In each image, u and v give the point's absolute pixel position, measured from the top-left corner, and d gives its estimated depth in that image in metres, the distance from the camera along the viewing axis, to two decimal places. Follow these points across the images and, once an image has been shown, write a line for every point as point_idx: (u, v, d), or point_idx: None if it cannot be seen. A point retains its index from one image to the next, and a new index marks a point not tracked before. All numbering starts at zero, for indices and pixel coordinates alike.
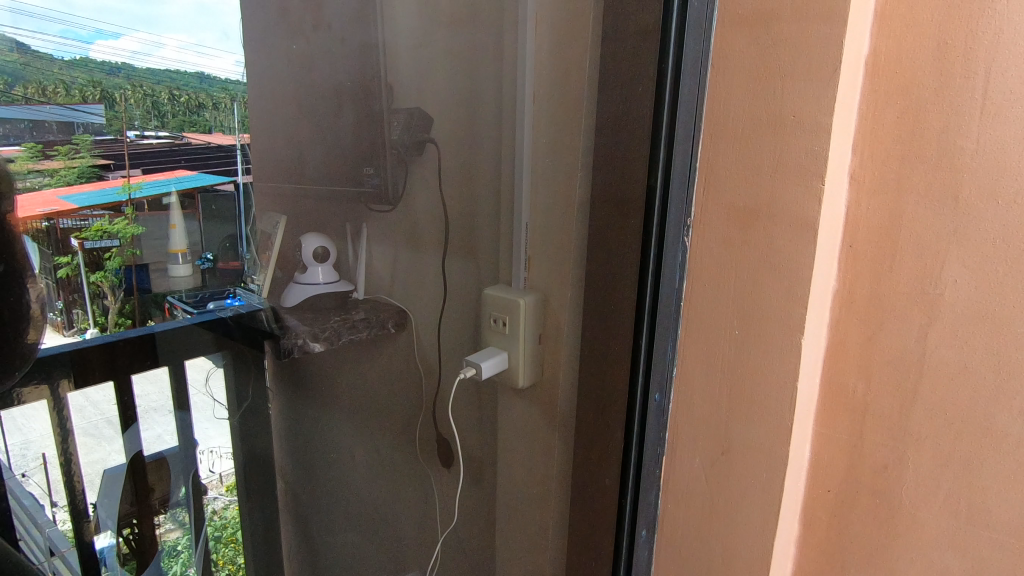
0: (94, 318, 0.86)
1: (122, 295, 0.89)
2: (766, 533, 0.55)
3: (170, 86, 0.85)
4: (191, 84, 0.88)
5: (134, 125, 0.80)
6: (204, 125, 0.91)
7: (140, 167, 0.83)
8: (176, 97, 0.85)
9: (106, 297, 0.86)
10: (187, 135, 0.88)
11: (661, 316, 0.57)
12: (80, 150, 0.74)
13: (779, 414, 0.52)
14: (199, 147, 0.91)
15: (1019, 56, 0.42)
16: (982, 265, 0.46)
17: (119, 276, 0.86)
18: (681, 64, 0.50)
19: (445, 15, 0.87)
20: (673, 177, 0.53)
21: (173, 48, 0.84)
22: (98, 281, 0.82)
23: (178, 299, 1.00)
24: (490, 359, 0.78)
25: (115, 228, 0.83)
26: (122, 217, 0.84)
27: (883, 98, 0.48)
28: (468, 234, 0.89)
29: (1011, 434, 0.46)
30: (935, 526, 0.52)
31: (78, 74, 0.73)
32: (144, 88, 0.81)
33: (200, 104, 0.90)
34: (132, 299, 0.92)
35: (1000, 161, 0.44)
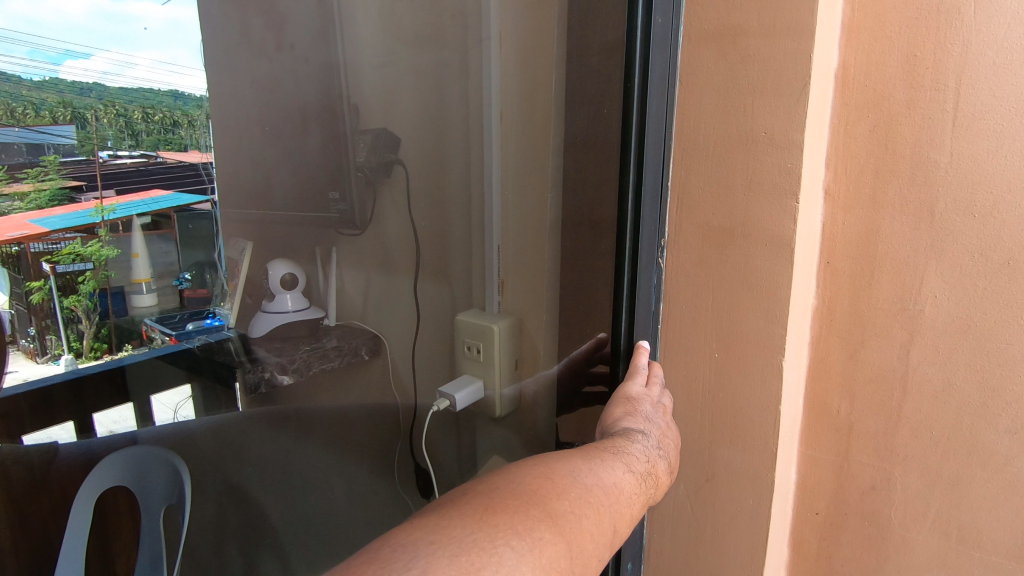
0: (70, 344, 0.75)
1: (98, 319, 0.80)
2: (754, 561, 0.53)
3: (143, 105, 0.80)
4: (165, 102, 0.84)
5: (108, 144, 0.72)
6: (180, 143, 0.86)
7: (112, 189, 0.76)
8: (149, 115, 0.80)
9: (81, 321, 0.76)
10: (161, 153, 0.83)
11: (642, 339, 0.55)
12: (49, 172, 0.65)
13: (763, 438, 0.50)
14: (173, 165, 0.86)
15: (990, 66, 0.41)
16: (960, 279, 0.44)
17: (94, 299, 0.78)
18: (648, 85, 0.49)
19: (411, 32, 0.85)
20: (644, 198, 0.51)
21: (144, 67, 0.81)
22: (71, 305, 0.73)
23: (155, 320, 0.93)
24: (464, 390, 0.76)
25: (88, 250, 0.76)
26: (94, 239, 0.77)
27: (854, 112, 0.47)
28: (440, 255, 0.87)
29: (999, 451, 0.45)
30: (925, 547, 0.50)
31: (48, 94, 0.66)
32: (117, 106, 0.74)
33: (175, 121, 0.85)
34: (107, 322, 0.83)
35: (974, 173, 0.43)
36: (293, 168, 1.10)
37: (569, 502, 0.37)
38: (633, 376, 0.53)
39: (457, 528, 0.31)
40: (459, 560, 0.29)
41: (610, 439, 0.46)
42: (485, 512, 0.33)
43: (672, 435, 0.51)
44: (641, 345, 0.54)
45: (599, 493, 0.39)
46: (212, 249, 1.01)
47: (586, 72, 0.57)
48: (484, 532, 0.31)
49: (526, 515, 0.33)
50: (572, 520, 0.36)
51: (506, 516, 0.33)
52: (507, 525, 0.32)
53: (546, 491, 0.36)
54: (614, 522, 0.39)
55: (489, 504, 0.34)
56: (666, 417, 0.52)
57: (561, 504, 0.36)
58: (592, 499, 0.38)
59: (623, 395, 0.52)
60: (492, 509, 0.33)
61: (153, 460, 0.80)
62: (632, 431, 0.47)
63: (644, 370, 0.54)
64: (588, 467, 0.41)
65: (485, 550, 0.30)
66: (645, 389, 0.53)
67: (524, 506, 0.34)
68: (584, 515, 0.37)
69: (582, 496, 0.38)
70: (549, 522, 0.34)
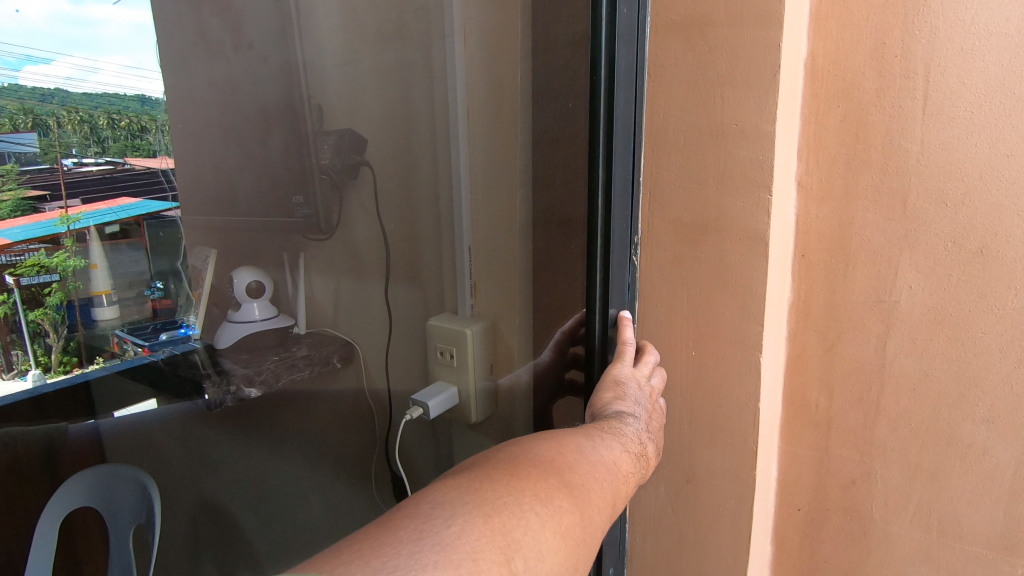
0: (34, 359, 0.77)
1: (66, 332, 0.80)
2: (738, 561, 0.52)
3: (107, 111, 0.78)
4: (132, 107, 0.83)
5: (71, 151, 0.72)
6: (147, 149, 0.84)
7: (78, 198, 0.76)
8: (115, 121, 0.78)
9: (48, 335, 0.77)
10: (128, 160, 0.80)
11: (624, 309, 0.52)
12: (8, 182, 0.66)
13: (743, 436, 0.49)
14: (139, 172, 0.83)
15: (957, 53, 0.41)
16: (935, 270, 0.44)
17: (61, 311, 0.78)
18: (615, 78, 0.46)
19: (373, 29, 0.83)
20: (614, 197, 0.49)
21: (110, 72, 0.79)
22: (36, 318, 0.74)
23: (124, 330, 0.90)
24: (438, 397, 0.73)
25: (53, 261, 0.76)
26: (60, 250, 0.77)
27: (825, 103, 0.47)
28: (411, 259, 0.85)
29: (977, 442, 0.45)
30: (906, 540, 0.50)
31: (7, 101, 0.68)
32: (80, 113, 0.74)
33: (143, 127, 0.84)
34: (77, 334, 0.83)
35: (946, 161, 0.42)
36: (257, 172, 1.06)
37: (580, 475, 0.36)
38: (621, 358, 0.50)
39: (488, 491, 0.31)
40: (493, 521, 0.29)
41: (603, 417, 0.45)
42: (510, 478, 0.33)
43: (659, 415, 0.50)
44: (625, 314, 0.52)
45: (604, 469, 0.39)
46: (177, 257, 0.97)
47: (552, 67, 0.56)
48: (513, 497, 0.31)
49: (546, 484, 0.33)
50: (583, 493, 0.35)
51: (529, 484, 0.33)
52: (530, 492, 0.32)
53: (558, 463, 0.36)
54: (615, 498, 0.39)
55: (512, 470, 0.33)
56: (658, 395, 0.50)
57: (573, 476, 0.36)
58: (598, 474, 0.38)
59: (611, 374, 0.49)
60: (515, 475, 0.33)
61: (120, 476, 0.76)
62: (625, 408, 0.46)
63: (632, 349, 0.51)
64: (591, 442, 0.40)
65: (515, 513, 0.30)
66: (635, 370, 0.50)
67: (543, 474, 0.34)
68: (592, 489, 0.36)
69: (590, 470, 0.37)
70: (566, 492, 0.34)
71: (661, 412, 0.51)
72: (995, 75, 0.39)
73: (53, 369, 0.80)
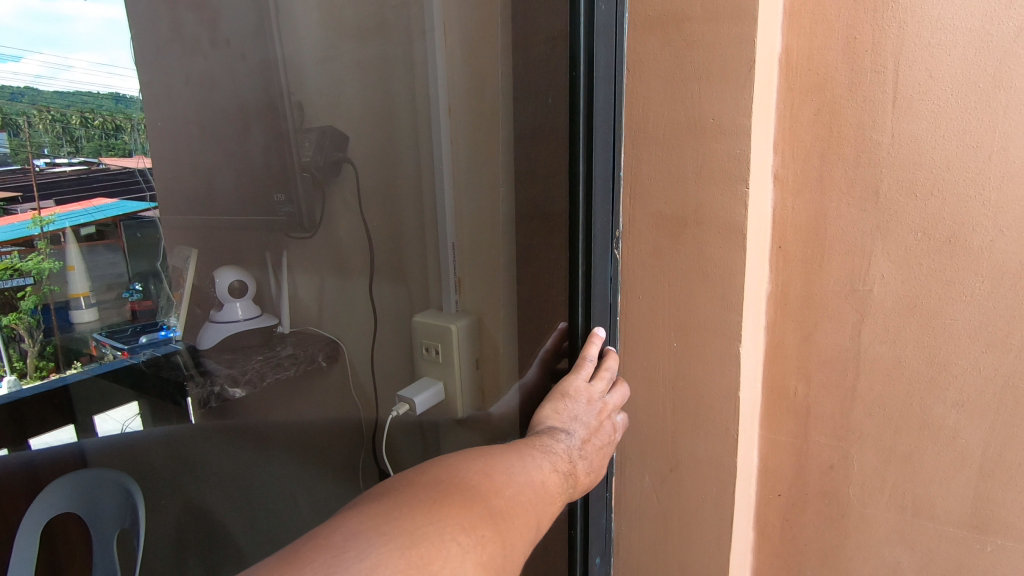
0: (11, 363, 0.76)
1: (42, 337, 0.79)
2: (721, 547, 0.53)
3: (81, 108, 0.79)
4: (106, 106, 0.84)
5: (43, 151, 0.71)
6: (123, 147, 0.86)
7: (51, 199, 0.74)
8: (88, 120, 0.79)
9: (24, 339, 0.75)
10: (103, 159, 0.81)
11: (598, 326, 0.53)
12: None
13: (724, 425, 0.50)
14: (116, 171, 0.85)
15: (925, 48, 0.42)
16: (906, 259, 0.45)
17: (36, 315, 0.76)
18: (593, 73, 0.47)
19: (352, 26, 0.83)
20: (595, 191, 0.49)
21: (81, 69, 0.79)
22: (9, 324, 0.72)
23: (105, 334, 0.90)
24: (424, 393, 0.74)
25: (28, 264, 0.74)
26: (34, 252, 0.75)
27: (799, 97, 0.48)
28: (395, 255, 0.85)
29: (948, 424, 0.46)
30: (882, 521, 0.51)
31: None
32: (51, 112, 0.73)
33: (117, 126, 0.85)
34: (53, 339, 0.81)
35: (915, 154, 0.43)
36: (236, 169, 1.03)
37: (505, 499, 0.37)
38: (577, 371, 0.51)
39: (410, 519, 0.31)
40: (411, 553, 0.29)
41: (537, 435, 0.46)
42: (434, 504, 0.33)
43: (605, 433, 0.51)
44: (596, 332, 0.52)
45: (531, 491, 0.40)
46: (155, 257, 0.97)
47: (532, 61, 0.56)
48: (434, 525, 0.31)
49: (471, 512, 0.33)
50: (506, 518, 0.36)
51: (452, 511, 0.33)
52: (455, 519, 0.32)
53: (485, 487, 0.37)
54: (540, 519, 0.40)
55: (437, 496, 0.33)
56: (606, 412, 0.51)
57: (498, 501, 0.36)
58: (525, 497, 0.39)
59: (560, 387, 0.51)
60: (441, 501, 0.33)
61: (102, 481, 0.76)
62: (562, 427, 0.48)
63: (592, 363, 0.51)
64: (523, 462, 0.42)
65: (436, 543, 0.30)
66: (589, 386, 0.50)
67: (470, 501, 0.34)
68: (516, 514, 0.37)
69: (516, 493, 0.38)
70: (490, 519, 0.34)
71: (608, 430, 0.52)
72: (961, 70, 0.41)
73: (29, 375, 0.79)
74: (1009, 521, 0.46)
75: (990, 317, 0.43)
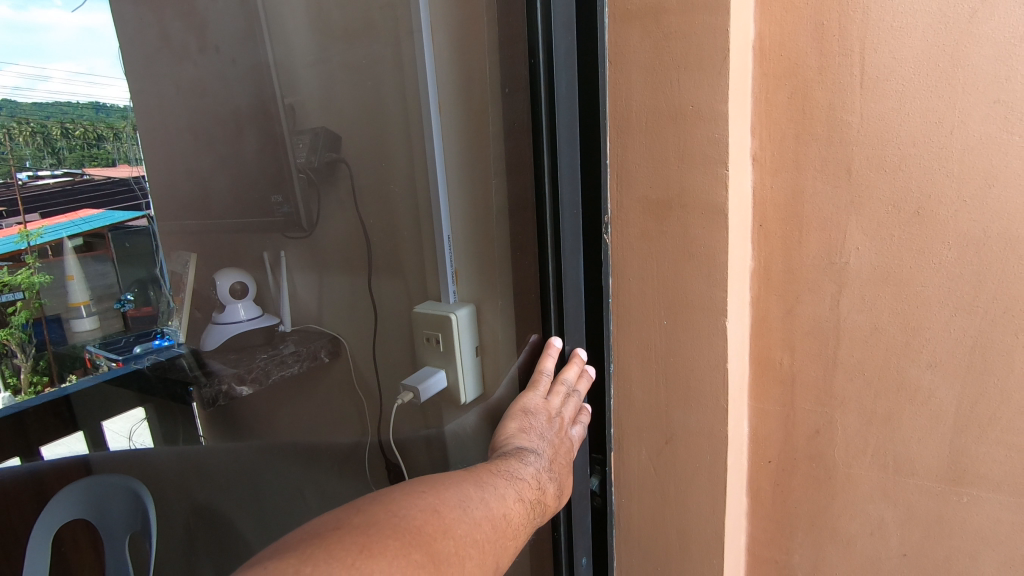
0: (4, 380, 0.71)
1: (35, 351, 0.76)
2: (715, 513, 0.56)
3: (61, 120, 0.78)
4: (86, 116, 0.82)
5: (25, 164, 0.70)
6: (106, 158, 0.84)
7: (37, 211, 0.71)
8: (69, 131, 0.78)
9: (16, 355, 0.72)
10: (87, 170, 0.79)
11: (556, 336, 0.57)
12: None
13: (715, 396, 0.53)
14: (100, 182, 0.83)
15: (889, 31, 0.44)
16: (879, 231, 0.48)
17: (28, 330, 0.73)
18: (553, 63, 0.49)
19: (340, 27, 0.84)
20: (561, 180, 0.52)
21: (60, 79, 0.79)
22: (3, 339, 0.70)
23: (99, 346, 0.90)
24: (426, 381, 0.76)
25: (18, 279, 0.70)
26: (24, 267, 0.71)
27: (772, 81, 0.50)
28: (392, 252, 0.87)
29: (923, 386, 0.49)
30: (866, 480, 0.54)
31: None
32: (32, 123, 0.74)
33: (99, 136, 0.83)
34: (44, 354, 0.78)
35: (883, 131, 0.46)
36: (231, 174, 1.06)
37: (452, 540, 0.39)
38: (534, 388, 0.56)
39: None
40: None
41: (502, 459, 0.50)
42: (360, 553, 0.33)
43: (567, 449, 0.56)
44: (553, 342, 0.56)
45: (486, 526, 0.43)
46: (153, 265, 0.99)
47: (513, 55, 0.57)
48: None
49: (407, 561, 0.34)
50: (452, 563, 0.38)
51: (384, 563, 0.33)
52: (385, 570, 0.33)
53: (430, 529, 0.38)
54: (494, 554, 0.43)
55: (365, 545, 0.33)
56: (563, 431, 0.55)
57: (445, 544, 0.38)
58: (477, 535, 0.41)
59: (521, 407, 0.55)
60: (369, 550, 0.33)
61: (109, 487, 0.79)
62: (525, 450, 0.51)
63: (548, 377, 0.56)
64: (480, 495, 0.44)
65: None
66: (546, 402, 0.55)
67: (407, 550, 0.35)
68: (466, 555, 0.39)
69: (466, 533, 0.40)
70: (429, 566, 0.35)
71: (568, 446, 0.56)
72: (922, 51, 0.43)
73: (22, 391, 0.75)
74: (983, 473, 0.49)
75: (959, 282, 0.46)
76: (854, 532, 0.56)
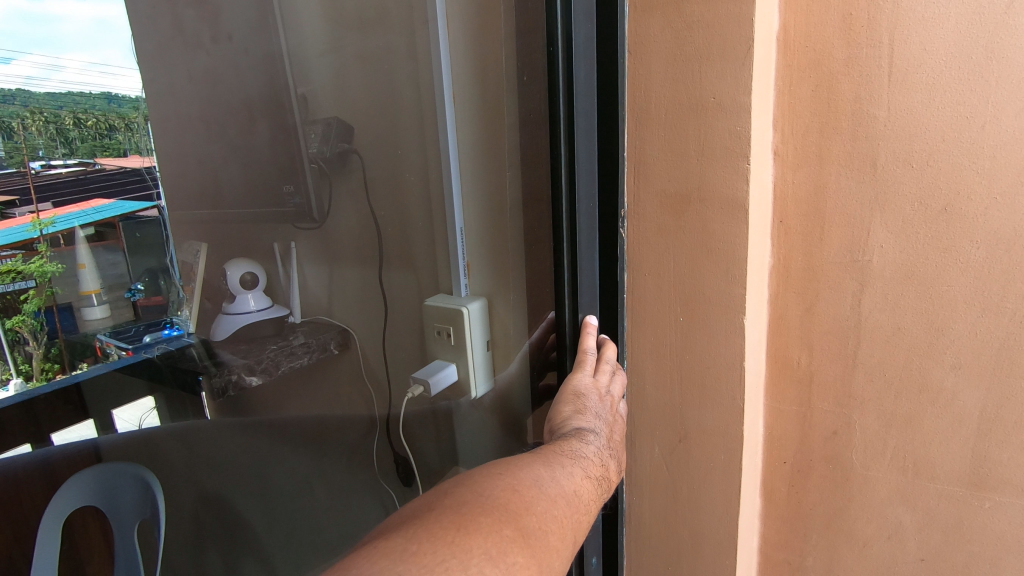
0: (17, 367, 0.78)
1: (46, 339, 0.82)
2: (729, 513, 0.55)
3: (74, 111, 0.82)
4: (98, 106, 0.86)
5: (38, 154, 0.76)
6: (118, 147, 0.88)
7: (49, 201, 0.78)
8: (81, 121, 0.82)
9: (27, 343, 0.79)
10: (99, 160, 0.85)
11: (589, 314, 0.59)
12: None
13: (731, 395, 0.52)
14: (113, 172, 0.87)
15: (919, 22, 0.43)
16: (904, 228, 0.47)
17: (40, 318, 0.80)
18: (572, 45, 0.51)
19: (354, 17, 0.84)
20: (578, 173, 0.54)
21: (74, 70, 0.84)
22: (15, 327, 0.76)
23: (109, 335, 0.94)
24: (436, 374, 0.76)
25: (30, 267, 0.77)
26: (36, 255, 0.78)
27: (797, 73, 0.49)
28: (403, 244, 0.86)
29: (946, 387, 0.48)
30: (884, 482, 0.53)
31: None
32: (45, 114, 0.78)
33: (110, 126, 0.87)
34: (56, 341, 0.84)
35: (911, 126, 0.45)
36: (242, 164, 1.02)
37: (536, 515, 0.39)
38: (582, 368, 0.57)
39: (426, 556, 0.31)
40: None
41: (564, 441, 0.51)
42: (458, 532, 0.33)
43: (617, 425, 0.57)
44: (590, 321, 0.59)
45: (562, 503, 0.43)
46: (166, 253, 1.02)
47: (530, 44, 0.57)
48: (456, 559, 0.31)
49: (500, 536, 0.35)
50: (539, 537, 0.38)
51: (480, 539, 0.34)
52: (480, 547, 0.33)
53: (514, 506, 0.38)
54: (573, 529, 0.43)
55: (461, 522, 0.34)
56: (614, 408, 0.57)
57: (530, 519, 0.38)
58: (556, 511, 0.41)
59: (573, 389, 0.55)
60: (465, 528, 0.34)
61: (121, 475, 0.79)
62: (583, 431, 0.53)
63: (592, 357, 0.58)
64: (550, 473, 0.45)
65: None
66: (596, 381, 0.56)
67: (499, 527, 0.35)
68: (549, 531, 0.39)
69: (546, 509, 0.41)
70: (520, 541, 0.36)
71: (618, 420, 0.57)
72: (954, 41, 0.42)
73: (35, 377, 0.81)
74: (1007, 478, 0.48)
75: (986, 282, 0.45)
76: (871, 535, 0.55)
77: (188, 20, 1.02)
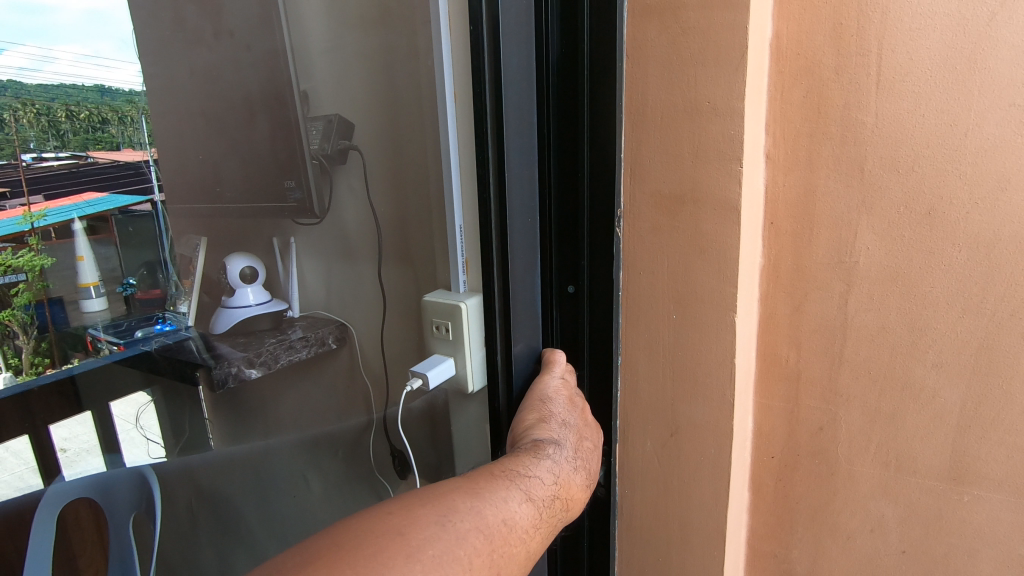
0: (7, 360, 0.85)
1: (37, 334, 0.89)
2: (718, 505, 0.57)
3: (66, 102, 0.86)
4: (91, 98, 0.89)
5: (29, 146, 0.80)
6: (111, 141, 0.91)
7: (40, 194, 0.84)
8: (73, 113, 0.86)
9: (17, 336, 0.85)
10: (91, 153, 0.88)
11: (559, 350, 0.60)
12: None
13: (722, 390, 0.53)
14: (106, 166, 0.90)
15: (907, 32, 0.44)
16: (890, 231, 0.48)
17: (29, 312, 0.86)
18: (499, 36, 0.50)
19: (357, 16, 0.85)
20: (507, 171, 0.54)
21: (65, 61, 0.86)
22: (6, 320, 0.82)
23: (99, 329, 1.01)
24: (435, 367, 0.72)
25: (19, 261, 0.84)
26: (26, 248, 0.84)
27: (788, 79, 0.50)
28: (402, 240, 0.88)
29: (927, 385, 0.50)
30: (867, 477, 0.55)
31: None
32: (36, 104, 0.82)
33: (103, 119, 0.90)
34: (46, 335, 0.91)
35: (899, 134, 0.46)
36: (241, 160, 1.01)
37: (423, 561, 0.36)
38: (547, 385, 0.57)
39: None
40: None
41: (517, 459, 0.48)
42: None
43: (581, 445, 0.54)
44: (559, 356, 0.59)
45: (479, 538, 0.40)
46: (161, 247, 1.08)
47: None
48: None
49: None
50: None
51: None
52: None
53: (391, 553, 0.35)
54: (495, 563, 0.40)
55: None
56: (582, 415, 0.57)
57: (411, 568, 0.35)
58: (465, 548, 0.38)
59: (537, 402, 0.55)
60: None
61: None
62: (538, 450, 0.49)
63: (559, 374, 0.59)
64: (478, 502, 0.42)
65: None
66: (559, 396, 0.56)
67: None
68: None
69: (447, 549, 0.38)
70: None
71: (582, 443, 0.55)
72: (939, 51, 0.44)
73: (24, 372, 0.88)
74: (985, 472, 0.50)
75: (967, 284, 0.46)
76: (854, 527, 0.57)
77: (190, 16, 0.98)
